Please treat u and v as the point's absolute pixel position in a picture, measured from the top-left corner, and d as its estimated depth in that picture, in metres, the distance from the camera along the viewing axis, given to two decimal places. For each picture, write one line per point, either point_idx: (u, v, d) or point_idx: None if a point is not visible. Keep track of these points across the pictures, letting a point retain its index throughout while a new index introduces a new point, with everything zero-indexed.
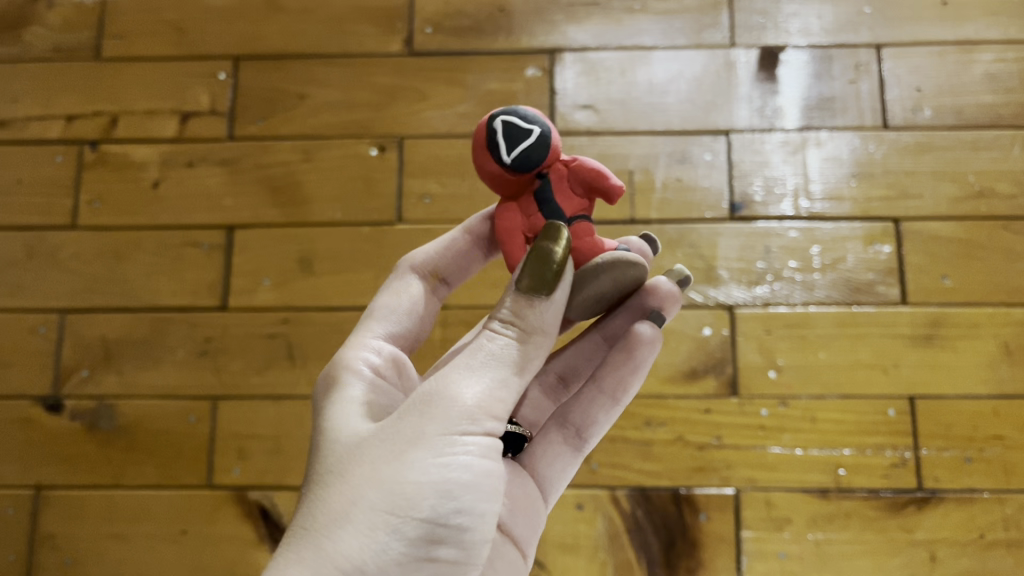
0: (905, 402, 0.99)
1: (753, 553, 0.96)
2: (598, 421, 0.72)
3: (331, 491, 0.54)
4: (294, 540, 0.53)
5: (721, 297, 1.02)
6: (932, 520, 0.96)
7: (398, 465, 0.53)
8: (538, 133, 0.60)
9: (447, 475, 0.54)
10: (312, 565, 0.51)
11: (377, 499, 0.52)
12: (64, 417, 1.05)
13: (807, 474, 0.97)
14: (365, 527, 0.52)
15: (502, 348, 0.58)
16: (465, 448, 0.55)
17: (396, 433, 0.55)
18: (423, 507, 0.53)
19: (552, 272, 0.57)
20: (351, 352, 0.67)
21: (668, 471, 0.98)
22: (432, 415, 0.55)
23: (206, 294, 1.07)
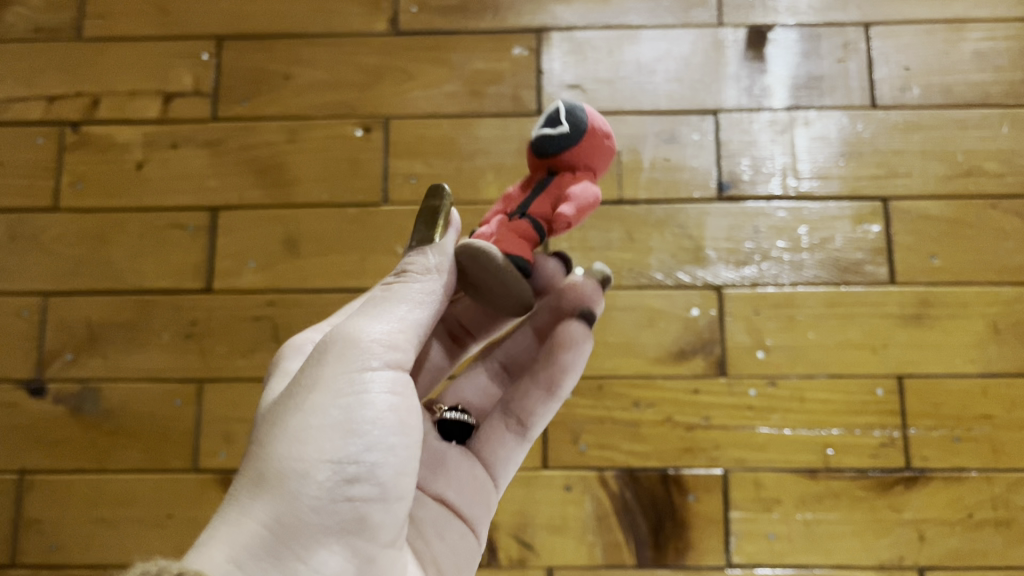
0: (894, 381, 0.99)
1: (742, 534, 0.96)
2: (537, 412, 0.70)
3: (245, 456, 0.55)
4: (220, 508, 0.54)
5: (709, 277, 1.02)
6: (920, 500, 0.96)
7: (302, 412, 0.54)
8: (563, 129, 0.59)
9: (351, 412, 0.55)
10: (234, 521, 0.52)
11: (285, 447, 0.53)
12: (48, 401, 1.04)
13: (796, 454, 0.97)
14: (277, 474, 0.53)
15: (391, 291, 0.60)
16: (364, 384, 0.56)
17: (294, 385, 0.56)
18: (328, 446, 0.54)
19: (433, 224, 0.60)
20: (304, 335, 0.70)
21: (656, 452, 0.98)
22: (324, 359, 0.57)
23: (190, 277, 1.06)
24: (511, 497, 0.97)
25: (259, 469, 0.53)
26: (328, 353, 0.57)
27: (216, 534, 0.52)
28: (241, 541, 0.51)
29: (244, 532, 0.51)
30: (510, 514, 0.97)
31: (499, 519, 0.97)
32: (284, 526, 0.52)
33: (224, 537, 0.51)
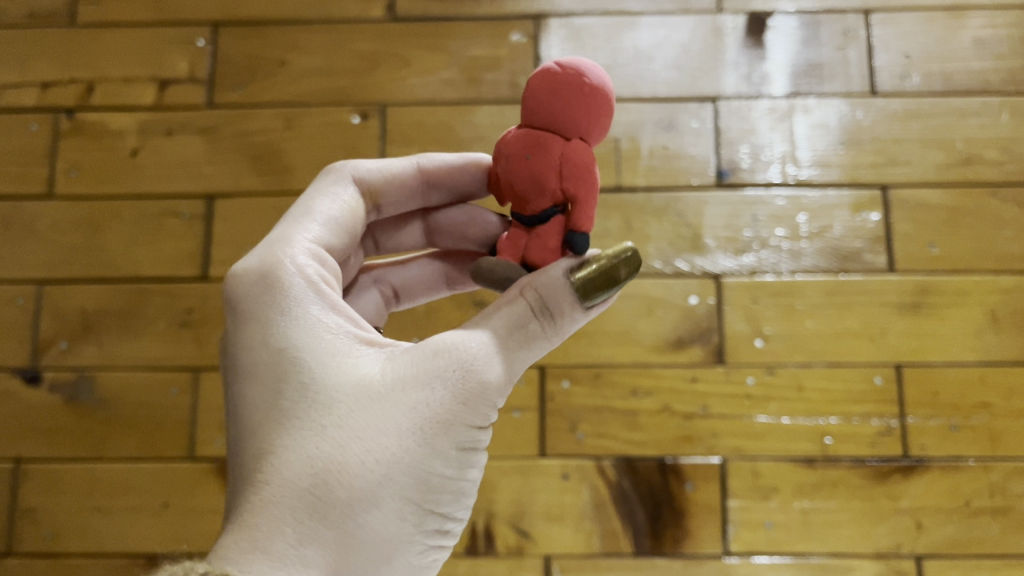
0: (892, 369, 0.98)
1: (739, 522, 0.96)
2: None
3: (347, 459, 0.48)
4: (306, 508, 0.47)
5: (707, 265, 1.01)
6: (918, 488, 0.96)
7: (428, 452, 0.50)
8: None
9: (464, 471, 0.52)
10: (334, 549, 0.47)
11: (402, 486, 0.49)
12: (43, 389, 1.04)
13: (794, 442, 0.97)
14: (388, 516, 0.49)
15: (527, 330, 0.53)
16: (479, 439, 0.52)
17: (425, 404, 0.50)
18: (439, 499, 0.51)
19: (604, 295, 0.54)
20: (297, 253, 0.58)
21: (653, 441, 0.97)
22: (466, 397, 0.51)
23: (186, 264, 1.05)
24: (509, 486, 0.97)
25: (368, 497, 0.48)
26: (467, 387, 0.51)
27: (306, 552, 0.46)
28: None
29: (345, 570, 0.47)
30: (508, 502, 0.97)
31: (497, 507, 0.97)
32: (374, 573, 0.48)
33: (319, 564, 0.46)
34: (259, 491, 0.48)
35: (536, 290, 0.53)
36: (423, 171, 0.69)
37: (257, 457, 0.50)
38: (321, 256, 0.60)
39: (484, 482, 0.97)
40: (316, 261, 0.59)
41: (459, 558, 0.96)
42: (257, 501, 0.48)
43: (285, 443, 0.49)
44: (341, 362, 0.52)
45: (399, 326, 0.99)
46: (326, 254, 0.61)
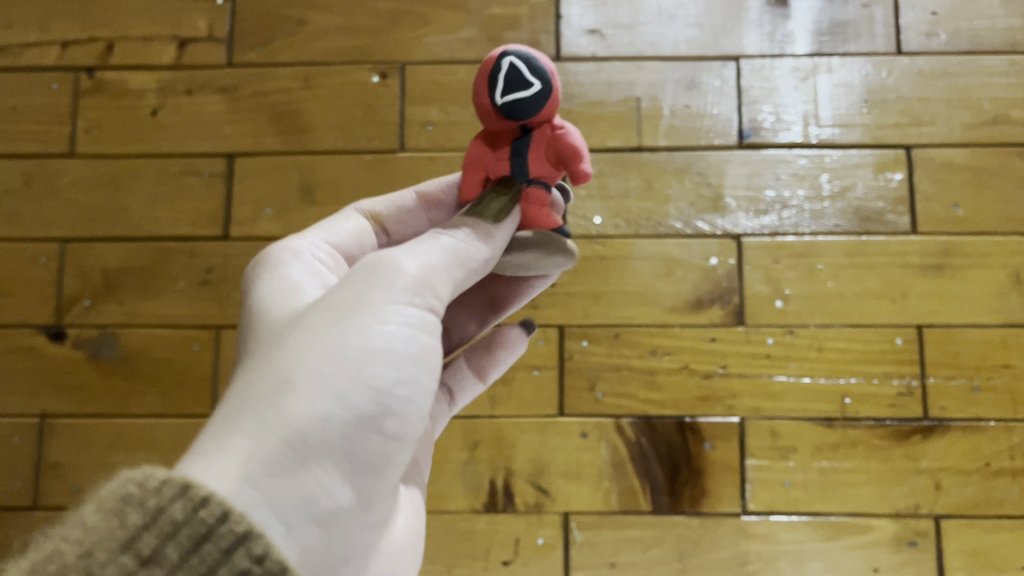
0: (913, 331, 0.98)
1: (757, 482, 0.96)
2: (462, 391, 0.75)
3: (270, 363, 0.50)
4: (233, 409, 0.48)
5: (728, 226, 1.01)
6: (937, 449, 0.96)
7: (345, 332, 0.50)
8: (537, 88, 0.56)
9: (393, 344, 0.51)
10: (255, 432, 0.46)
11: (319, 365, 0.49)
12: (67, 345, 1.05)
13: (813, 403, 0.97)
14: (306, 389, 0.48)
15: (438, 238, 0.57)
16: (416, 322, 0.53)
17: (338, 300, 0.52)
18: (369, 373, 0.50)
19: (495, 215, 0.59)
20: (299, 241, 0.65)
21: (672, 400, 0.98)
22: (375, 285, 0.53)
23: (207, 223, 1.06)
24: (527, 444, 0.98)
25: (286, 383, 0.48)
26: (380, 275, 0.53)
27: (230, 442, 0.46)
28: (263, 454, 0.45)
29: (266, 442, 0.46)
30: (526, 460, 0.98)
31: (516, 465, 0.98)
32: (308, 451, 0.47)
33: (240, 446, 0.46)
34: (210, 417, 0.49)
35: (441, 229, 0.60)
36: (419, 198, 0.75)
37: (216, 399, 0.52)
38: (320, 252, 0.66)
39: (503, 440, 0.98)
40: (317, 250, 0.66)
41: (478, 515, 0.97)
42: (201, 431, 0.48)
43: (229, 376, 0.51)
44: (285, 309, 0.55)
45: None
46: (334, 248, 0.68)
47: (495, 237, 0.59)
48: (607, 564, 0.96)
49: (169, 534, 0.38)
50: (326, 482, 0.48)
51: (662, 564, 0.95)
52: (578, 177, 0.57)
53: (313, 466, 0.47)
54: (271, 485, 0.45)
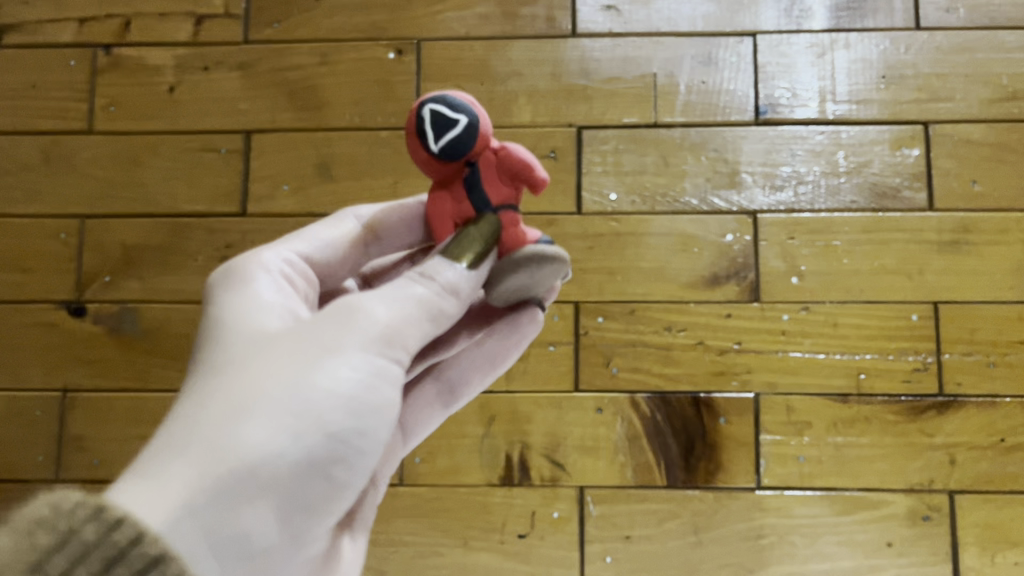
0: (929, 307, 0.98)
1: (772, 457, 0.97)
2: (472, 382, 0.71)
3: (233, 387, 0.48)
4: (184, 432, 0.47)
5: (744, 202, 1.01)
6: (952, 424, 0.96)
7: (316, 371, 0.49)
8: (465, 122, 0.57)
9: (357, 392, 0.50)
10: (201, 461, 0.45)
11: (280, 399, 0.48)
12: (87, 321, 1.06)
13: (828, 379, 0.97)
14: (261, 422, 0.47)
15: (413, 288, 0.55)
16: (384, 374, 0.52)
17: (312, 336, 0.51)
18: (328, 416, 0.49)
19: (475, 254, 0.57)
20: (268, 256, 0.61)
21: (687, 376, 0.98)
22: (350, 329, 0.51)
23: (224, 200, 1.07)
24: (543, 419, 0.99)
25: (247, 414, 0.47)
26: (359, 318, 0.52)
27: (174, 468, 0.45)
28: (207, 488, 0.44)
29: (211, 476, 0.45)
30: (542, 435, 0.98)
31: (532, 439, 0.98)
32: (254, 492, 0.46)
33: (183, 475, 0.45)
34: (156, 433, 0.48)
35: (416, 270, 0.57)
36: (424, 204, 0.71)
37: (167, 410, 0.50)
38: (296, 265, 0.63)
39: (519, 415, 0.99)
40: (288, 267, 0.62)
41: (494, 488, 0.98)
42: (146, 443, 0.48)
43: (187, 390, 0.50)
44: (257, 319, 0.54)
45: None
46: (305, 266, 0.64)
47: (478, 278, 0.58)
48: (623, 537, 0.97)
49: (79, 558, 0.36)
50: (263, 525, 0.47)
51: (677, 537, 0.96)
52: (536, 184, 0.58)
53: (255, 509, 0.47)
54: (210, 523, 0.44)
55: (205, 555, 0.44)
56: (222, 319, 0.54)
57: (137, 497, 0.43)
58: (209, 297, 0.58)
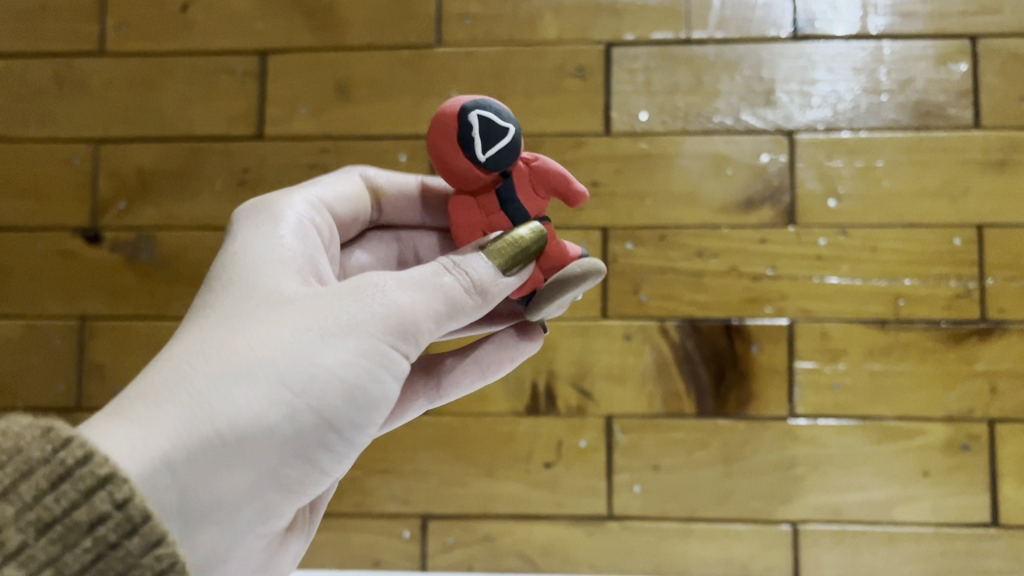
0: (973, 231, 0.94)
1: (806, 385, 0.94)
2: (459, 386, 0.65)
3: (237, 343, 0.47)
4: (178, 379, 0.46)
5: (780, 119, 0.96)
6: (994, 351, 0.93)
7: (321, 347, 0.48)
8: (513, 134, 0.55)
9: (355, 382, 0.49)
10: (191, 413, 0.45)
11: (281, 370, 0.47)
12: (104, 248, 1.04)
13: (865, 305, 0.94)
14: (257, 391, 0.46)
15: (443, 279, 0.52)
16: (387, 364, 0.50)
17: (327, 311, 0.49)
18: (323, 398, 0.48)
19: (516, 258, 0.54)
20: (298, 204, 0.61)
21: (719, 302, 0.95)
22: (369, 313, 0.50)
23: (241, 123, 1.03)
24: (569, 347, 0.96)
25: (243, 376, 0.46)
26: (378, 299, 0.50)
27: (161, 413, 0.44)
28: (189, 441, 0.44)
29: (198, 434, 0.44)
30: (569, 363, 0.96)
31: (558, 367, 0.96)
32: (233, 457, 0.45)
33: (170, 425, 0.44)
34: (150, 369, 0.47)
35: (449, 257, 0.54)
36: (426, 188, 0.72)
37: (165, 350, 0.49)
38: (314, 216, 0.62)
39: (545, 344, 0.96)
40: (316, 217, 0.62)
41: (520, 417, 0.96)
42: (138, 379, 0.47)
43: (188, 333, 0.49)
44: (277, 276, 0.52)
45: None
46: (325, 214, 0.64)
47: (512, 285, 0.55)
48: (651, 467, 0.95)
49: (25, 472, 0.37)
50: (233, 494, 0.47)
51: (706, 466, 0.94)
52: (575, 199, 0.57)
53: (230, 476, 0.46)
54: (185, 479, 0.44)
55: (173, 511, 0.44)
56: (242, 266, 0.53)
57: (121, 433, 0.43)
58: (229, 237, 0.57)
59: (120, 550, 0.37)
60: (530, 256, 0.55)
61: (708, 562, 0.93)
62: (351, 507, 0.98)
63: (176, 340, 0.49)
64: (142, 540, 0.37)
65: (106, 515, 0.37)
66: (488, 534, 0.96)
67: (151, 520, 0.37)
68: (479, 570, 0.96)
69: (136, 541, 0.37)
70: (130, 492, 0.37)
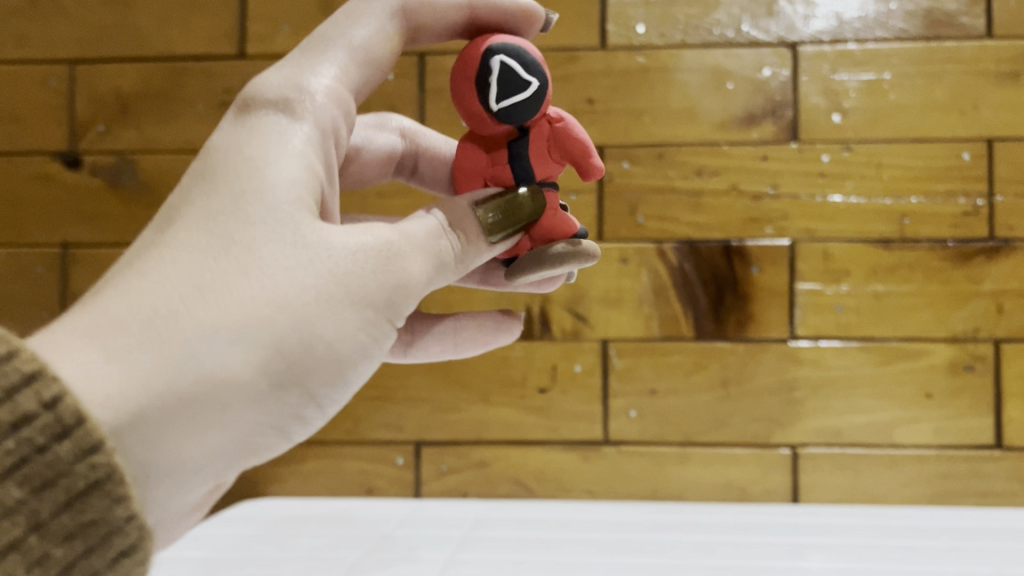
0: (982, 145, 0.90)
1: (808, 307, 0.91)
2: (425, 348, 0.55)
3: (239, 286, 0.36)
4: (160, 317, 0.34)
5: (783, 31, 0.92)
6: (1001, 270, 0.90)
7: (328, 317, 0.37)
8: (537, 87, 0.47)
9: (356, 363, 0.39)
10: (175, 368, 0.34)
11: (288, 339, 0.36)
12: (84, 173, 1.01)
13: (870, 224, 0.91)
14: (253, 361, 0.35)
15: (444, 242, 0.43)
16: (386, 344, 0.41)
17: (351, 269, 0.38)
18: (321, 381, 0.38)
19: (510, 227, 0.47)
20: (321, 94, 0.43)
21: (718, 223, 0.92)
22: (390, 282, 0.39)
23: (222, 41, 0.99)
24: None
25: (240, 338, 0.35)
26: (392, 263, 0.40)
27: (140, 357, 0.33)
28: (172, 403, 0.34)
29: (180, 400, 0.34)
30: (564, 287, 0.94)
31: (553, 291, 0.94)
32: (213, 433, 0.35)
33: (149, 379, 0.33)
34: (122, 286, 0.36)
35: (440, 211, 0.45)
36: (472, 10, 0.50)
37: (136, 256, 0.37)
38: (338, 99, 0.44)
39: None
40: (336, 110, 0.44)
41: (514, 343, 0.94)
42: (109, 296, 0.35)
43: (178, 250, 0.36)
44: (293, 191, 0.39)
45: (448, 106, 0.95)
46: (349, 101, 0.46)
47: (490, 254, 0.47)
48: (648, 392, 0.93)
49: None
50: (193, 480, 0.36)
51: (704, 390, 0.92)
52: (590, 172, 0.50)
53: (194, 457, 0.35)
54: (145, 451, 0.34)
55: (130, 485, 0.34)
56: (251, 167, 0.39)
57: (92, 379, 0.33)
58: (235, 118, 0.42)
59: (46, 456, 0.30)
60: (518, 227, 0.47)
61: (705, 486, 0.92)
62: (344, 434, 0.97)
63: (156, 250, 0.37)
64: (74, 445, 0.30)
65: (30, 416, 0.29)
66: (482, 460, 0.95)
67: (86, 423, 0.30)
68: (474, 496, 0.94)
69: (66, 447, 0.30)
70: (60, 389, 0.30)
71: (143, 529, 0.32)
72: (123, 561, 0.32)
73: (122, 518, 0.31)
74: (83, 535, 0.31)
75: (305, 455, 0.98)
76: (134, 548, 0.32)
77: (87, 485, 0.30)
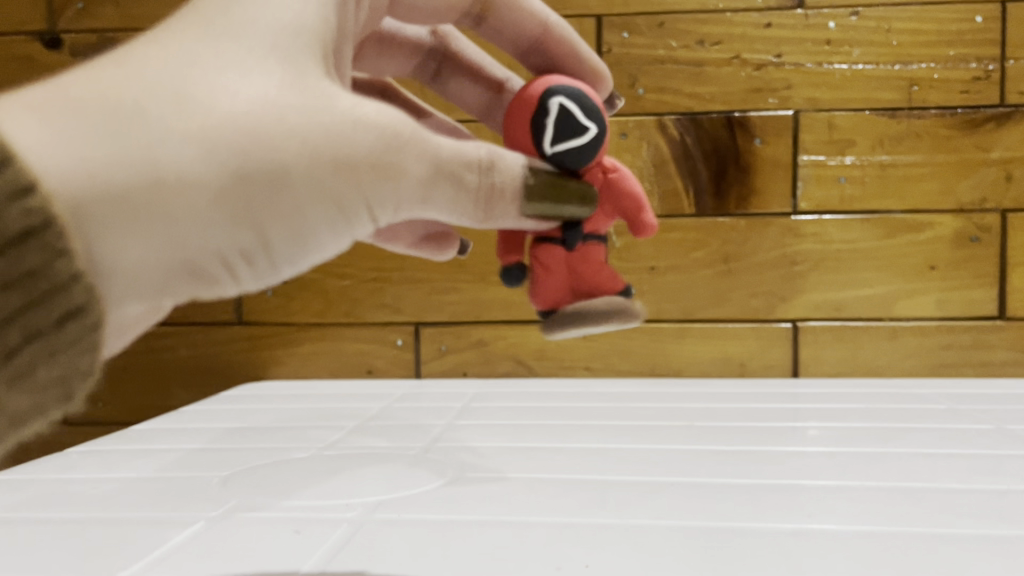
0: (997, 6, 0.86)
1: (811, 179, 0.89)
2: None
3: (219, 97, 0.32)
4: (128, 102, 0.30)
5: None
6: (1010, 137, 0.87)
7: (305, 162, 0.33)
8: (591, 140, 0.43)
9: (319, 227, 0.35)
10: (125, 154, 0.29)
11: (253, 167, 0.32)
12: (65, 54, 0.97)
13: (877, 92, 0.88)
14: (213, 178, 0.31)
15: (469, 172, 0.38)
16: (357, 220, 0.36)
17: (338, 128, 0.34)
18: (275, 234, 0.33)
19: (553, 209, 0.42)
20: None
21: (720, 95, 0.90)
22: (381, 154, 0.35)
23: None
24: None
25: (210, 145, 0.31)
26: (394, 139, 0.35)
27: (88, 130, 0.29)
28: (115, 192, 0.29)
29: (123, 192, 0.29)
30: None
31: None
32: (149, 247, 0.30)
33: (97, 156, 0.29)
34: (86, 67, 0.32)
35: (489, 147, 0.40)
36: (545, 37, 0.50)
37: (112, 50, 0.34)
38: None
39: None
40: None
41: None
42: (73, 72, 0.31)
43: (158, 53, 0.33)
44: (294, 41, 0.36)
45: None
46: None
47: (515, 226, 0.42)
48: (647, 269, 0.92)
49: None
50: (125, 300, 0.31)
51: (704, 266, 0.91)
52: (639, 230, 0.46)
53: (131, 269, 0.30)
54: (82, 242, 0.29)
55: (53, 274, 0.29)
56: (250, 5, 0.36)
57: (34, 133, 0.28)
58: None
59: None
60: (558, 214, 0.42)
61: (704, 361, 0.92)
62: (342, 316, 0.96)
63: (135, 48, 0.33)
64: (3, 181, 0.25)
65: None
66: (481, 339, 0.94)
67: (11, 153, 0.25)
68: (474, 375, 0.95)
69: None
70: None
71: (92, 291, 0.27)
72: (72, 322, 0.27)
73: (68, 275, 0.26)
74: (18, 288, 0.26)
75: (304, 338, 0.97)
76: (84, 309, 0.27)
77: (24, 230, 0.25)
